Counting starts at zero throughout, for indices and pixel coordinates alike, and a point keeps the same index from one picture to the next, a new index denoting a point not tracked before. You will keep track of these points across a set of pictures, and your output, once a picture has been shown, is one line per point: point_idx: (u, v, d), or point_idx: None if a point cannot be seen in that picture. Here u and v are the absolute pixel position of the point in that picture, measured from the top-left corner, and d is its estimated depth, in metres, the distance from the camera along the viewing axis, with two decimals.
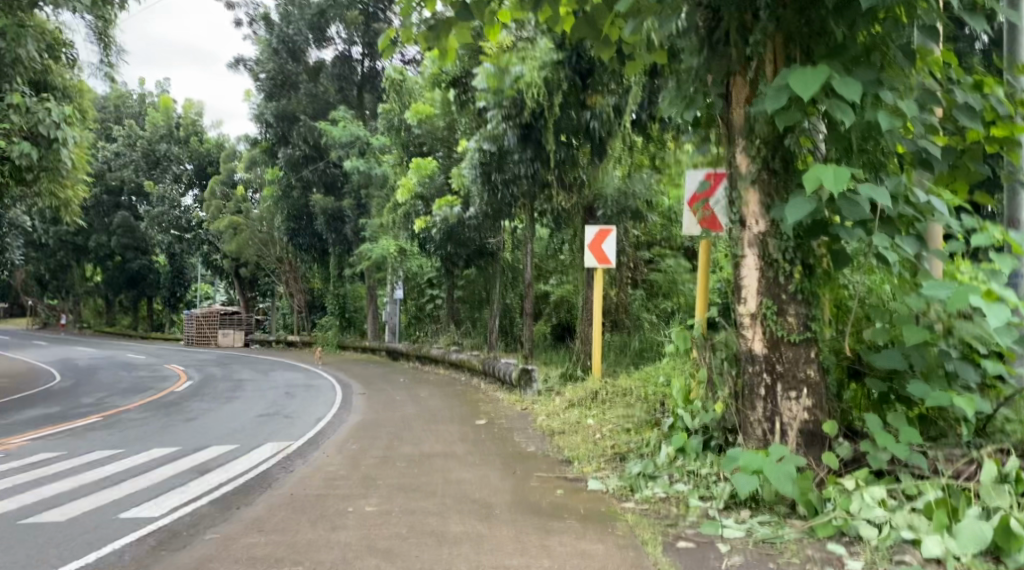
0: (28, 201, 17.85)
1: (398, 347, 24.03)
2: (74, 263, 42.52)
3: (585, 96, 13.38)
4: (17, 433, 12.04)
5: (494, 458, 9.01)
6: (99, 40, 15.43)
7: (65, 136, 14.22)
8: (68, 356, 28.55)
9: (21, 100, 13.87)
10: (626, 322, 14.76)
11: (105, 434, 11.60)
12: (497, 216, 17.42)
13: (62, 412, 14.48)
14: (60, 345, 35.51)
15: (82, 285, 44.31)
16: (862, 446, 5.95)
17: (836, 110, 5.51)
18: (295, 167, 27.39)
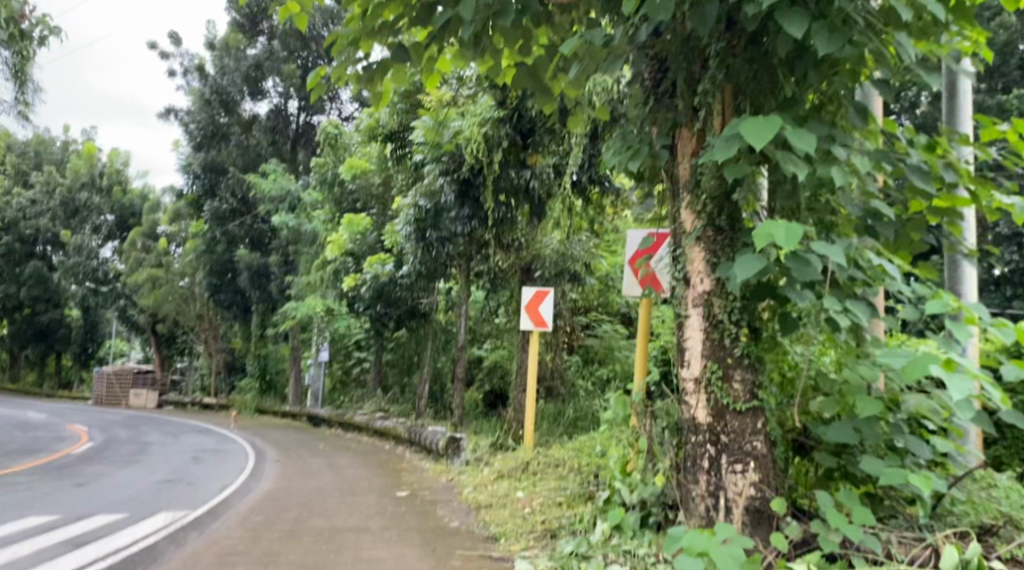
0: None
1: (320, 412, 23.09)
2: None
3: (525, 155, 13.12)
4: None
5: (413, 534, 8.36)
6: (15, 77, 14.66)
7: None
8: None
9: None
10: (560, 389, 14.16)
11: None
12: (430, 277, 16.87)
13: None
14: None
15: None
16: (812, 527, 5.46)
17: (787, 162, 5.14)
18: (220, 221, 26.74)
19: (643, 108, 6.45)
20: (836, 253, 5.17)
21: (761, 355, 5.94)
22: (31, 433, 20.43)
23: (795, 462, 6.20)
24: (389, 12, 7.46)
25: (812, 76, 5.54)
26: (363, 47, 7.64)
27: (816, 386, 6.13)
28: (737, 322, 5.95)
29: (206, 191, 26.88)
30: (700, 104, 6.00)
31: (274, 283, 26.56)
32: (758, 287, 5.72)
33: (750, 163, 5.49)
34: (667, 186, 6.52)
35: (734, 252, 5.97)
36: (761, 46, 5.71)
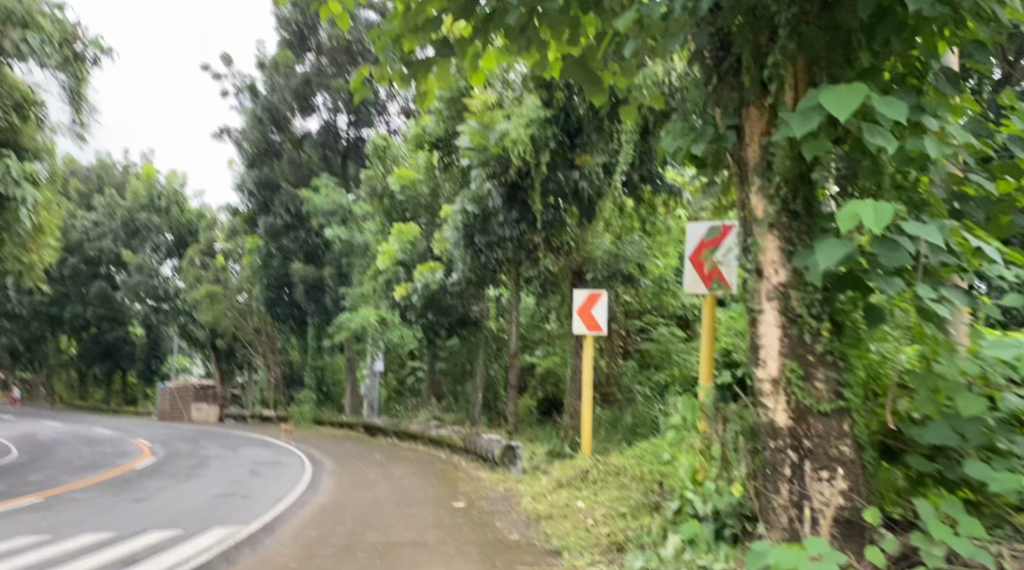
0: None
1: (375, 423, 22.86)
2: (49, 334, 41.29)
3: (573, 155, 12.54)
4: None
5: (471, 548, 7.97)
6: (72, 99, 14.68)
7: (25, 195, 13.44)
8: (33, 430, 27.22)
9: None
10: (616, 395, 13.41)
11: (41, 516, 10.50)
12: (480, 283, 16.51)
13: (7, 489, 13.30)
14: (28, 418, 34.00)
15: (57, 358, 42.88)
16: (912, 540, 4.93)
17: (874, 135, 4.64)
18: (274, 236, 26.70)
19: (706, 89, 5.98)
20: (932, 234, 4.64)
21: (847, 350, 5.42)
22: (94, 449, 20.55)
23: (884, 467, 5.66)
24: (432, 8, 6.90)
25: (896, 42, 5.08)
26: (405, 46, 7.12)
27: (905, 385, 5.60)
28: (818, 316, 5.44)
29: (261, 207, 26.86)
30: (769, 78, 5.54)
31: (328, 296, 26.45)
32: (841, 277, 5.22)
33: (829, 139, 5.01)
34: (733, 171, 6.02)
35: (814, 238, 5.46)
36: (837, 13, 5.22)
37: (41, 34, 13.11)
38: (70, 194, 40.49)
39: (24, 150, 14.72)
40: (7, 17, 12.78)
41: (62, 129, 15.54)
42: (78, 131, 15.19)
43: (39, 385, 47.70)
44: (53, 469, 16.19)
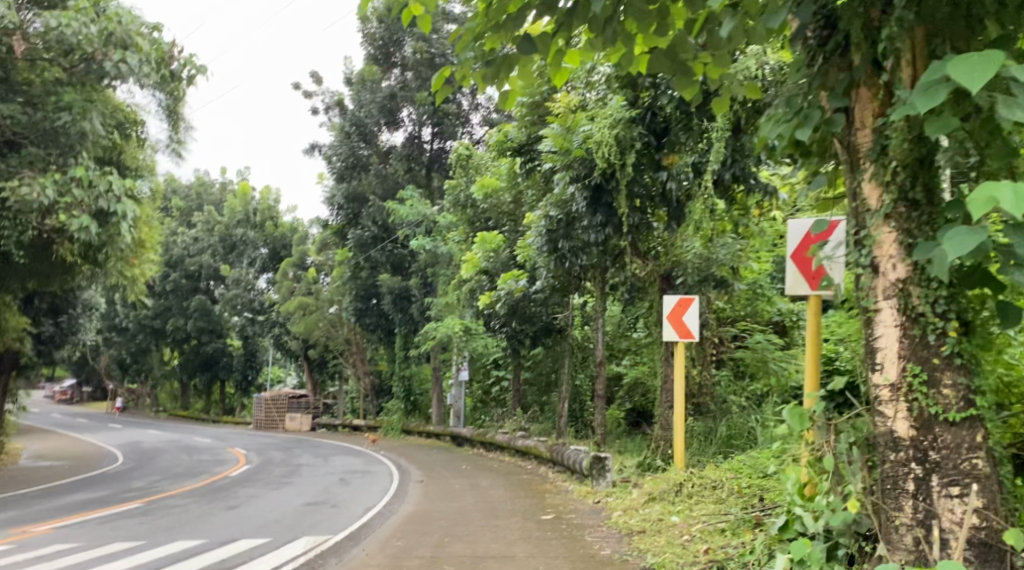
0: (97, 280, 17.28)
1: (462, 432, 22.68)
2: (153, 347, 42.53)
3: (661, 156, 12.07)
4: (46, 519, 11.06)
5: (561, 563, 7.60)
6: (169, 118, 14.88)
7: (125, 210, 13.49)
8: (137, 439, 27.97)
9: (85, 174, 13.05)
10: (711, 407, 12.79)
11: (136, 522, 10.53)
12: (565, 290, 16.18)
13: (108, 496, 13.48)
14: (133, 427, 35.03)
15: (160, 369, 44.03)
16: None
17: (1011, 109, 4.12)
18: (363, 248, 26.84)
19: (810, 69, 5.45)
20: None
21: (977, 354, 4.89)
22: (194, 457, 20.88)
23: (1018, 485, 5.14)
24: (513, 4, 6.38)
25: None
26: (487, 43, 6.67)
27: None
28: (942, 316, 4.92)
29: (350, 220, 27.08)
30: (884, 55, 5.07)
31: (414, 306, 26.39)
32: (968, 271, 4.70)
33: (955, 117, 4.47)
34: (841, 158, 5.53)
35: (937, 229, 4.94)
36: None
37: (140, 54, 13.36)
38: (172, 212, 41.65)
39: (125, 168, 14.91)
40: (107, 39, 13.08)
41: (161, 147, 15.80)
42: (176, 148, 15.43)
43: (145, 395, 49.18)
44: (154, 476, 16.47)
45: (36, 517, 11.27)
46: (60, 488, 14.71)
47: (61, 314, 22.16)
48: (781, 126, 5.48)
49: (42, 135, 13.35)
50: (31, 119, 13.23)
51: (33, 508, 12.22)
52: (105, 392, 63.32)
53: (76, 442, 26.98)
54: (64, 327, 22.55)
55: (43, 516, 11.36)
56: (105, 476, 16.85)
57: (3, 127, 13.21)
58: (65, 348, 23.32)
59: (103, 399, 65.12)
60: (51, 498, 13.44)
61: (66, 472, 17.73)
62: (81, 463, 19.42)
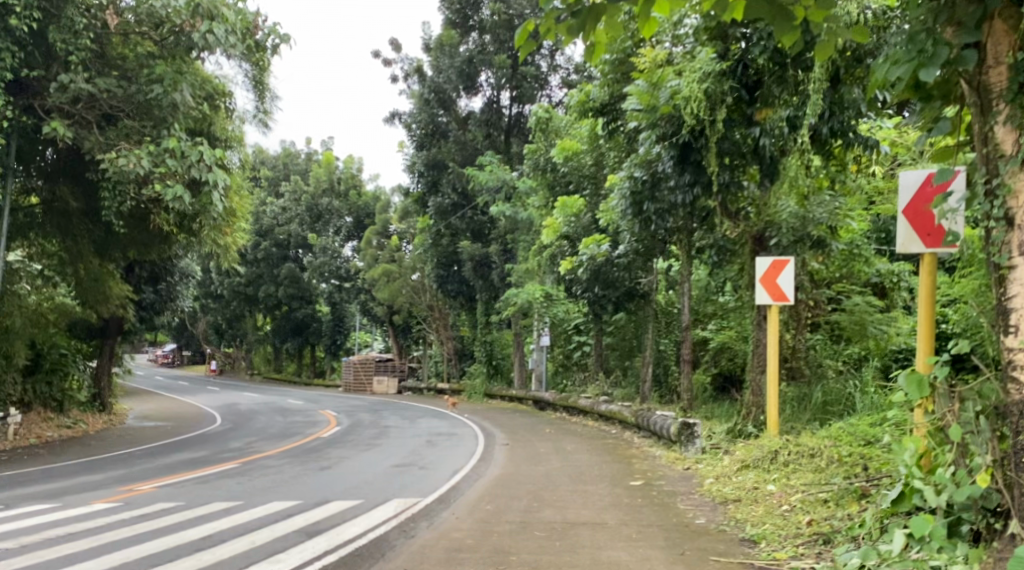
0: (192, 249, 17.47)
1: (544, 397, 22.47)
2: (248, 315, 43.45)
3: (752, 110, 11.43)
4: (147, 478, 11.26)
5: (654, 531, 7.32)
6: (255, 88, 14.78)
7: (217, 179, 13.45)
8: (235, 401, 28.66)
9: (177, 145, 13.13)
10: (804, 370, 12.37)
11: (233, 482, 10.64)
12: (650, 254, 15.75)
13: (207, 455, 13.73)
14: (231, 389, 35.99)
15: (253, 334, 44.97)
16: None
17: None
18: (445, 215, 26.79)
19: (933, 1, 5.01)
20: None
21: None
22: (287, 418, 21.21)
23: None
24: None
25: None
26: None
27: None
28: None
29: (429, 188, 26.94)
30: None
31: (495, 272, 26.16)
32: None
33: None
34: (967, 100, 5.13)
35: None
36: None
37: (226, 25, 13.30)
38: (260, 181, 42.22)
39: (215, 139, 14.85)
40: (195, 11, 13.19)
41: (249, 117, 15.78)
42: (262, 117, 15.30)
43: (239, 360, 50.36)
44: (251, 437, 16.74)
45: (139, 475, 11.49)
46: (161, 448, 15.05)
47: (160, 281, 22.64)
48: (904, 63, 4.97)
49: (136, 107, 13.40)
50: (126, 91, 13.22)
51: (134, 468, 12.46)
52: (202, 356, 65.04)
53: (176, 403, 27.78)
54: (163, 294, 23.03)
55: (145, 475, 11.57)
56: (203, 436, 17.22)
57: (100, 101, 13.18)
58: (165, 314, 23.85)
59: (201, 364, 66.92)
60: (154, 457, 13.76)
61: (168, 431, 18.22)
62: (182, 425, 19.85)
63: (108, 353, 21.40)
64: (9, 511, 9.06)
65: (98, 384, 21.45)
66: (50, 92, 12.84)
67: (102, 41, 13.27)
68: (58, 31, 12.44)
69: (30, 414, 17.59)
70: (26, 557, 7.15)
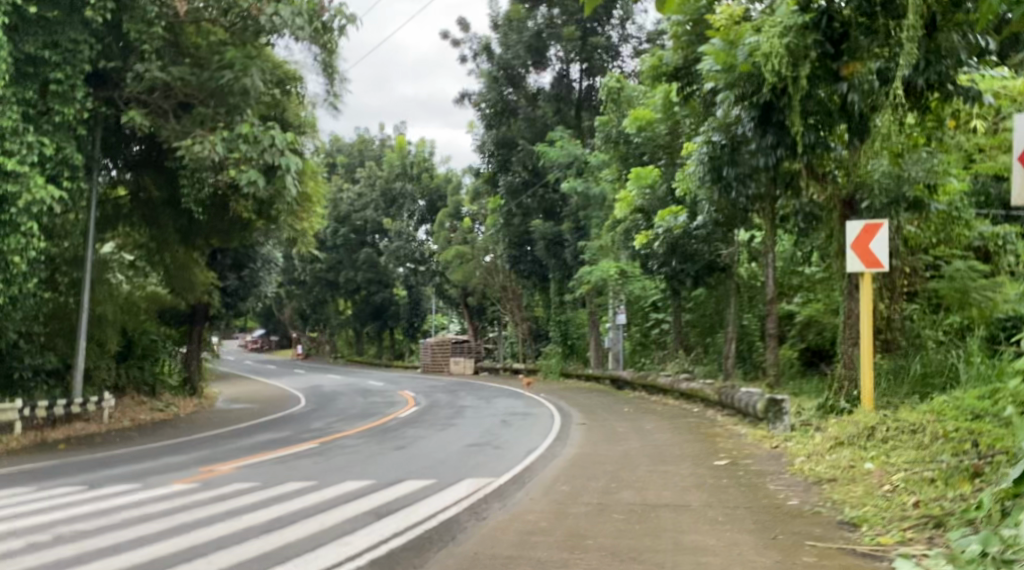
0: (271, 234, 17.41)
1: (623, 376, 21.93)
2: (327, 299, 43.79)
3: (839, 65, 10.48)
4: (225, 459, 11.14)
5: (743, 513, 6.80)
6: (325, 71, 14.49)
7: (290, 163, 13.22)
8: (316, 383, 28.80)
9: (250, 130, 12.95)
10: (901, 342, 11.69)
11: (309, 462, 10.43)
12: (732, 225, 15.12)
13: (285, 437, 13.62)
14: (313, 373, 36.32)
15: (334, 319, 45.24)
16: None
17: None
18: (516, 195, 26.41)
19: None
20: None
21: None
22: (365, 399, 21.19)
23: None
24: None
25: None
26: None
27: None
28: None
29: (500, 167, 26.43)
30: None
31: (568, 250, 25.64)
32: None
33: None
34: None
35: None
36: None
37: (292, 6, 12.97)
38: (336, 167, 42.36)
39: (287, 125, 14.59)
40: None
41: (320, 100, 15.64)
42: (332, 100, 14.99)
43: (323, 344, 50.79)
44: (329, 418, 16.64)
45: (217, 456, 11.40)
46: (242, 430, 15.04)
47: (244, 268, 22.64)
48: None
49: (209, 94, 13.20)
50: (198, 79, 13.02)
51: (214, 449, 12.39)
52: (286, 339, 65.85)
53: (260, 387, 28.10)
54: (247, 281, 23.06)
55: (224, 456, 11.48)
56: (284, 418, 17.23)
57: (175, 89, 13.02)
58: (250, 302, 23.74)
59: (285, 348, 67.78)
60: (236, 438, 13.74)
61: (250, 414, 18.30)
62: (266, 408, 19.90)
63: (196, 339, 21.68)
64: (86, 493, 8.96)
65: (188, 369, 21.69)
66: (127, 82, 12.82)
67: (175, 30, 13.19)
68: (133, 22, 12.32)
69: (122, 399, 17.79)
70: (96, 538, 6.97)
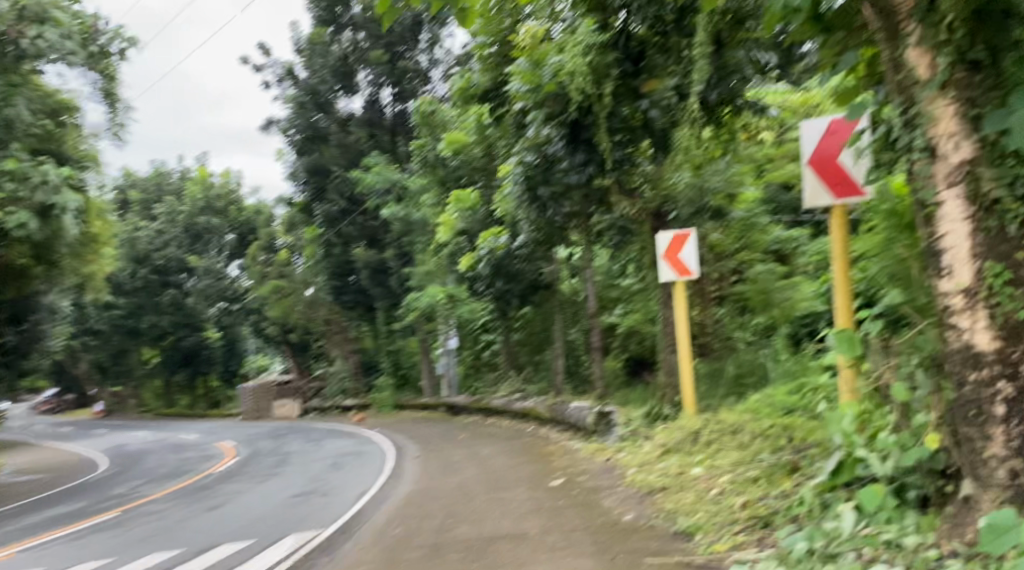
0: (60, 283, 16.09)
1: (456, 402, 21.75)
2: (134, 350, 41.22)
3: (638, 83, 10.76)
4: (17, 541, 10.10)
5: (579, 536, 6.74)
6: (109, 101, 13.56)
7: (67, 202, 12.78)
8: (126, 442, 26.92)
9: (16, 166, 12.11)
10: (714, 345, 12.38)
11: (113, 535, 9.61)
12: (550, 243, 15.24)
13: (88, 507, 12.55)
14: (123, 430, 34.02)
15: (140, 369, 42.49)
16: None
17: None
18: (333, 224, 25.82)
19: None
20: None
21: None
22: (180, 455, 19.97)
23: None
24: None
25: None
26: None
27: None
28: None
29: (315, 195, 26.02)
30: None
31: (394, 278, 25.36)
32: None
33: None
34: (872, 25, 4.82)
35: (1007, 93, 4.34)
36: None
37: (60, 28, 12.04)
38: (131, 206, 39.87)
39: (67, 158, 13.81)
40: (22, 14, 11.75)
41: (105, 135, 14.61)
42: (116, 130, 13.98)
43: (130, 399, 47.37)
44: (138, 480, 15.54)
45: (8, 539, 10.33)
46: (39, 503, 13.75)
47: (27, 321, 20.80)
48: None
49: None
50: None
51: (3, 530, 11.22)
52: (88, 396, 61.18)
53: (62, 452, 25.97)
54: (31, 336, 21.26)
55: (15, 538, 10.41)
56: (88, 484, 15.93)
57: None
58: (31, 356, 22.12)
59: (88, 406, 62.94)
60: (30, 514, 12.54)
61: (49, 484, 16.81)
62: (66, 475, 18.30)
63: None
64: None
65: None
66: None
67: None
68: None
69: None
70: None
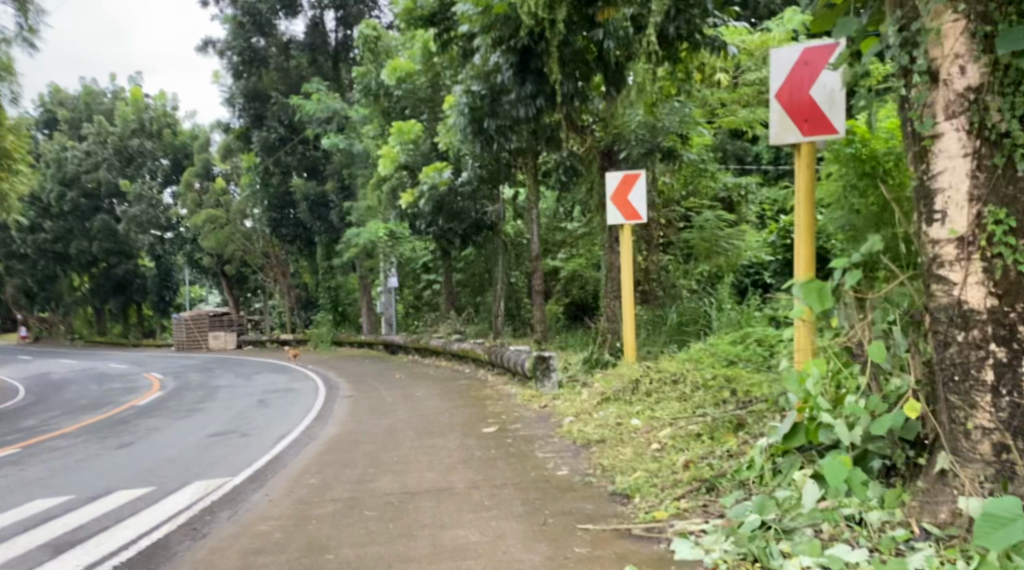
0: None
1: (395, 340, 21.13)
2: (62, 275, 39.32)
3: (593, 12, 9.64)
4: None
5: (511, 494, 6.18)
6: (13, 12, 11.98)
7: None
8: (50, 369, 25.75)
9: None
10: (658, 293, 11.55)
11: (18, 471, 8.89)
12: (495, 180, 14.53)
13: None
14: (47, 357, 32.65)
15: (69, 296, 40.77)
16: None
17: None
18: (270, 151, 24.48)
19: None
20: None
21: None
22: (103, 385, 19.03)
23: None
24: None
25: None
26: None
27: None
28: None
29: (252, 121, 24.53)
30: None
31: (333, 212, 24.50)
32: None
33: None
34: None
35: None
36: None
37: None
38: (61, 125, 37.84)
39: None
40: None
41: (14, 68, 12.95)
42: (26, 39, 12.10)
43: (58, 324, 45.33)
44: (53, 411, 14.64)
45: None
46: None
47: None
48: None
49: None
50: None
51: None
52: (12, 322, 58.42)
53: None
54: None
55: None
56: None
57: None
58: None
59: (11, 328, 60.03)
60: None
61: None
62: None
63: None
64: None
65: None
66: None
67: None
68: None
69: None
70: None
